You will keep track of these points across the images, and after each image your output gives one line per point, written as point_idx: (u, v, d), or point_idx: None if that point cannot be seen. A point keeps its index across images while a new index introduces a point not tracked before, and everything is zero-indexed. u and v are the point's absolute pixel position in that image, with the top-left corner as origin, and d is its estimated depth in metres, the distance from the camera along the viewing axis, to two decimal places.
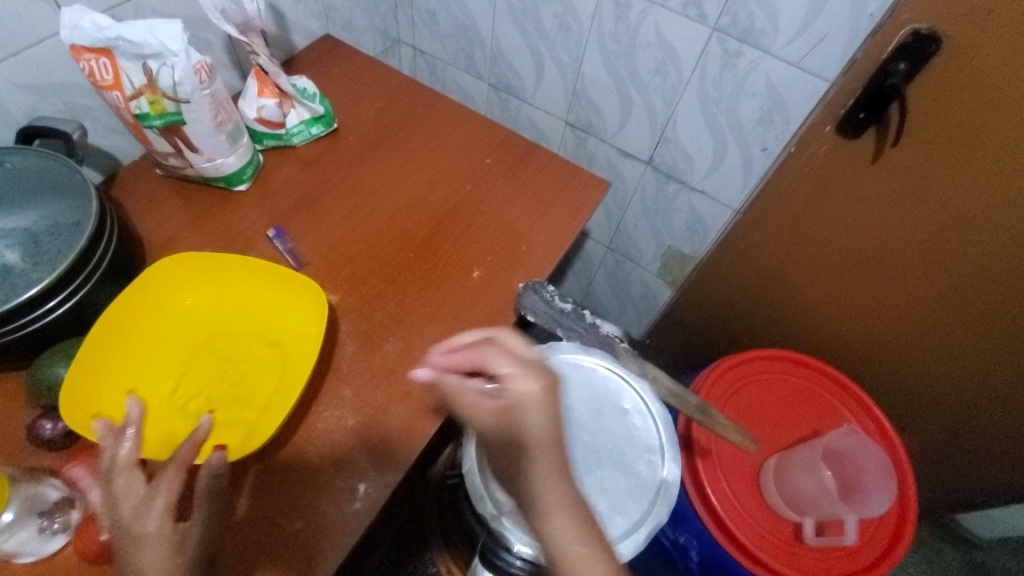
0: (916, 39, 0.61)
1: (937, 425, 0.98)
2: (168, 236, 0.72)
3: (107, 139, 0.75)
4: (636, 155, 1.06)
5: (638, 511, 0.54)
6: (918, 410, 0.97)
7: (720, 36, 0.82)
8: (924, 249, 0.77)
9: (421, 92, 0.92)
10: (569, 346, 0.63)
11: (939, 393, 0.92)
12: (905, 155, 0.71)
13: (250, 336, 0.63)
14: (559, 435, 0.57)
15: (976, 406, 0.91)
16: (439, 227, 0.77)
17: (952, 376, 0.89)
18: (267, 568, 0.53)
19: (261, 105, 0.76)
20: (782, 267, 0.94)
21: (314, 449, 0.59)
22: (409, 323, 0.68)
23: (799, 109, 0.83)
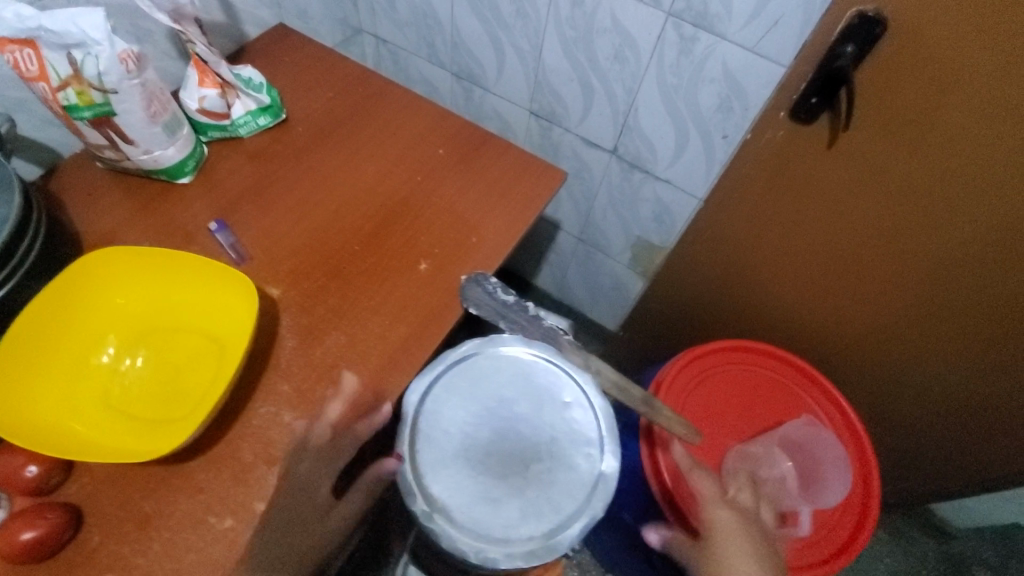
0: (862, 22, 0.58)
1: (904, 421, 0.96)
2: (107, 229, 0.71)
3: (43, 132, 0.73)
4: (600, 144, 1.04)
5: (574, 506, 0.53)
6: (886, 402, 0.95)
7: (675, 21, 0.80)
8: (887, 239, 0.74)
9: (375, 82, 0.90)
10: (510, 338, 0.61)
11: (907, 383, 0.89)
12: (862, 140, 0.68)
13: (184, 331, 0.62)
14: (496, 429, 0.56)
15: (943, 397, 0.88)
16: (387, 219, 0.76)
17: (923, 365, 0.86)
18: (194, 567, 0.52)
19: (202, 95, 0.74)
20: (745, 259, 0.90)
21: (248, 445, 0.58)
22: (352, 316, 0.67)
23: (758, 94, 0.81)
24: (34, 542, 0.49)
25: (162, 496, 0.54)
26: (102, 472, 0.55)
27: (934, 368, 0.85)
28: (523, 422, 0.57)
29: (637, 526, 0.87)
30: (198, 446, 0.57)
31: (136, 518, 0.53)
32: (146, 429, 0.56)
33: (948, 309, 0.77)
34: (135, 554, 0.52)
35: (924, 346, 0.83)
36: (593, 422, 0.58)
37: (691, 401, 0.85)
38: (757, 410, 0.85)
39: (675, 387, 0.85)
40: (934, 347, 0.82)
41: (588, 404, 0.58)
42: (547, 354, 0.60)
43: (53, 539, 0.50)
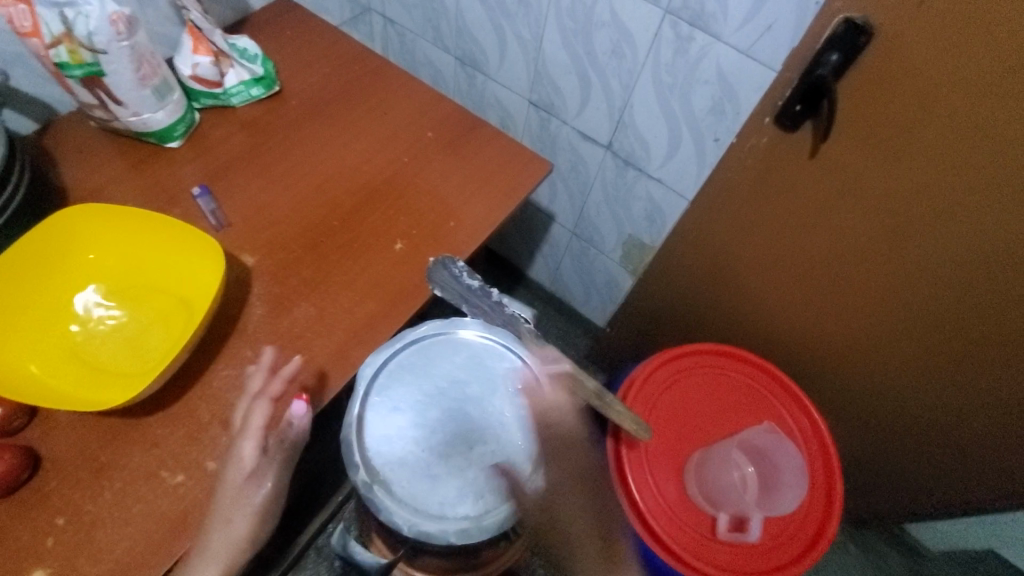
0: (847, 29, 0.57)
1: (879, 440, 0.95)
2: (94, 186, 0.72)
3: (39, 88, 0.75)
4: (596, 139, 1.02)
5: (511, 487, 0.55)
6: (860, 420, 0.94)
7: (673, 19, 0.78)
8: (863, 256, 0.73)
9: (372, 60, 0.90)
10: (472, 323, 0.64)
11: (881, 402, 0.88)
12: (842, 153, 0.67)
13: (153, 290, 0.64)
14: (446, 408, 0.59)
15: (916, 419, 0.87)
16: (368, 196, 0.76)
17: (900, 387, 0.84)
18: (142, 517, 0.54)
19: (195, 62, 0.75)
20: (727, 265, 0.89)
21: (206, 406, 0.59)
22: (322, 290, 0.68)
23: (748, 99, 0.79)
24: None
25: (119, 447, 0.57)
26: (65, 420, 0.57)
27: (911, 391, 0.84)
28: (472, 403, 0.59)
29: None
30: (158, 402, 0.59)
31: (92, 466, 0.55)
32: (107, 379, 0.59)
33: (922, 332, 0.76)
34: (87, 500, 0.54)
35: (898, 367, 0.82)
36: (542, 409, 0.60)
37: (659, 402, 0.85)
38: (724, 415, 0.85)
39: (645, 388, 0.86)
40: (909, 369, 0.81)
41: (539, 392, 0.61)
42: (503, 341, 0.63)
43: (9, 479, 0.52)
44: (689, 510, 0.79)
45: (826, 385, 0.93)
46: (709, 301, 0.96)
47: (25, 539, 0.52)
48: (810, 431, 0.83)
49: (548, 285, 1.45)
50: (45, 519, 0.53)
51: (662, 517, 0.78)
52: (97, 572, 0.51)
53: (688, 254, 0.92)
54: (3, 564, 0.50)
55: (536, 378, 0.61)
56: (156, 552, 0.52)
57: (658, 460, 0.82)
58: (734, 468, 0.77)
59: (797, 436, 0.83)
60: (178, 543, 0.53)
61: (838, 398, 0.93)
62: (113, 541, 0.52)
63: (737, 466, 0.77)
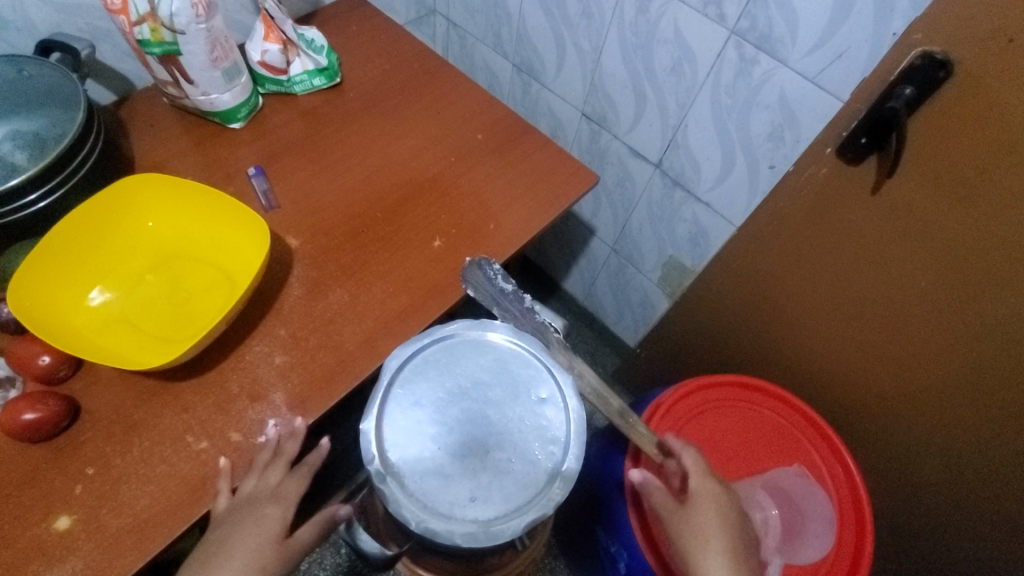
0: (924, 63, 0.55)
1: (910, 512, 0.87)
2: (159, 159, 0.76)
3: (121, 63, 0.80)
4: (645, 156, 1.00)
5: (522, 499, 0.54)
6: (897, 491, 0.86)
7: (738, 40, 0.76)
8: (921, 303, 0.68)
9: (432, 60, 0.92)
10: (501, 326, 0.63)
11: (924, 473, 0.80)
12: (906, 191, 0.63)
13: (203, 263, 0.67)
14: (466, 409, 0.58)
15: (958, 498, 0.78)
16: (413, 192, 0.77)
17: (958, 457, 0.75)
18: (163, 476, 0.55)
19: (265, 49, 0.78)
20: (770, 297, 0.85)
21: (236, 378, 0.61)
22: (358, 278, 0.69)
23: (811, 128, 0.76)
24: (35, 424, 0.54)
25: (152, 409, 0.59)
26: (106, 375, 0.60)
27: (972, 463, 0.74)
28: (492, 407, 0.59)
29: (606, 543, 0.83)
30: (193, 370, 0.61)
31: (125, 422, 0.58)
32: (151, 342, 0.62)
33: (986, 393, 0.68)
34: (116, 454, 0.56)
35: (955, 433, 0.74)
36: (563, 422, 0.59)
37: (685, 430, 0.83)
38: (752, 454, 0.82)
39: (672, 414, 0.83)
40: (965, 437, 0.73)
41: (561, 405, 0.60)
42: (531, 348, 0.62)
43: (50, 425, 0.55)
44: None
45: (873, 441, 0.85)
46: (748, 333, 0.93)
47: (56, 484, 0.54)
48: (844, 481, 0.78)
49: (582, 299, 1.43)
50: (76, 467, 0.55)
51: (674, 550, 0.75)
52: (117, 524, 0.53)
53: (731, 280, 0.89)
54: (34, 505, 0.53)
55: (559, 390, 0.60)
56: (172, 512, 0.54)
57: None
58: (693, 475, 0.65)
59: (829, 484, 0.78)
60: (195, 507, 0.54)
61: (883, 458, 0.85)
62: (135, 497, 0.54)
63: (694, 471, 0.66)
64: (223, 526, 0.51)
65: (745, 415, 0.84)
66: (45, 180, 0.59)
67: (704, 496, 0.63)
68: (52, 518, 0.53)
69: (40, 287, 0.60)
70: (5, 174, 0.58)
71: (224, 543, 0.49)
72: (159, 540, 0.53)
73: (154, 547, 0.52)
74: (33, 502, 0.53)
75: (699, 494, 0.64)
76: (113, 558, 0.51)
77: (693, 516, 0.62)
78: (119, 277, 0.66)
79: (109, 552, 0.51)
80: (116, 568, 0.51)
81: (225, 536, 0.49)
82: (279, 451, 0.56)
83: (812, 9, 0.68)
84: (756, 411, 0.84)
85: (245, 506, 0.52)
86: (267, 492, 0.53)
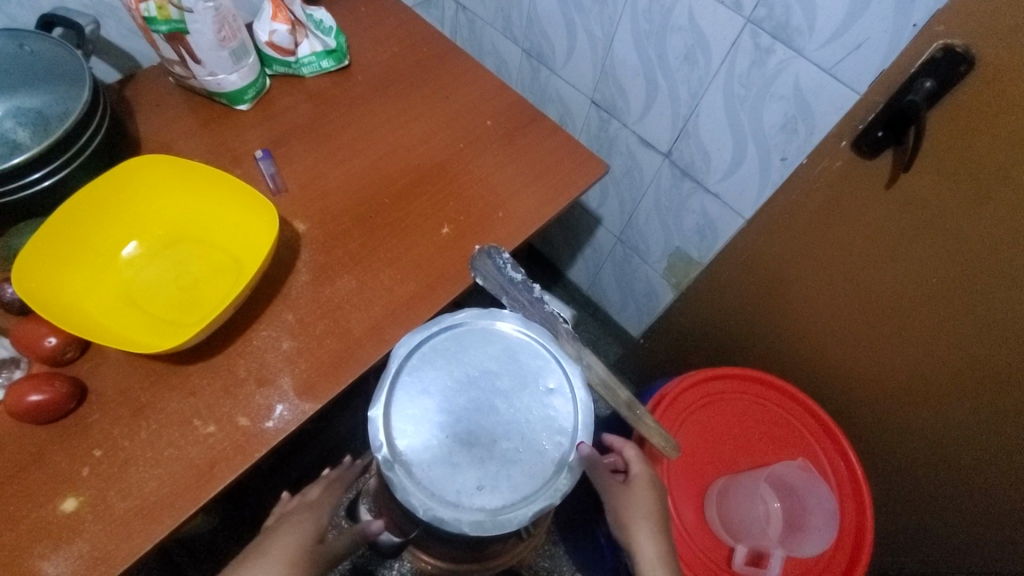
0: (945, 56, 0.53)
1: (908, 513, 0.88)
2: (165, 140, 0.75)
3: (126, 40, 0.79)
4: (655, 145, 0.99)
5: (529, 488, 0.54)
6: (895, 485, 0.86)
7: (754, 29, 0.75)
8: (931, 299, 0.68)
9: (441, 44, 0.90)
10: (509, 315, 0.63)
11: (924, 469, 0.81)
12: (922, 186, 0.62)
13: (210, 247, 0.67)
14: (474, 398, 0.58)
15: (957, 496, 0.79)
16: (421, 178, 0.77)
17: (962, 451, 0.75)
18: (171, 459, 0.56)
19: (273, 29, 0.77)
20: (777, 290, 0.85)
21: (244, 362, 0.61)
22: (366, 264, 0.69)
23: (825, 120, 0.75)
24: (42, 405, 0.54)
25: (160, 392, 0.59)
26: (113, 357, 0.60)
27: (976, 458, 0.74)
28: (500, 396, 0.59)
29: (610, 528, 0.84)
30: (200, 354, 0.61)
31: (132, 405, 0.58)
32: (158, 325, 0.61)
33: (994, 390, 0.68)
34: (124, 437, 0.56)
35: (959, 429, 0.74)
36: (570, 412, 0.59)
37: (688, 421, 0.83)
38: (755, 446, 0.82)
39: (675, 406, 0.83)
40: (970, 433, 0.73)
41: (569, 395, 0.60)
42: (540, 338, 0.62)
43: (58, 406, 0.55)
44: (706, 537, 0.77)
45: (875, 434, 0.85)
46: (754, 326, 0.92)
47: (63, 466, 0.54)
48: (846, 475, 0.78)
49: (587, 288, 1.43)
50: (84, 449, 0.55)
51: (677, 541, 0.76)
52: (125, 507, 0.53)
53: (738, 273, 0.88)
54: (42, 485, 0.53)
55: (567, 380, 0.60)
56: (181, 495, 0.54)
57: (680, 482, 0.80)
58: (634, 460, 0.62)
59: (831, 478, 0.79)
60: (202, 491, 0.54)
61: (886, 451, 0.85)
62: (142, 479, 0.54)
63: (635, 457, 0.62)
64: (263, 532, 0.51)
65: (749, 408, 0.84)
66: (48, 159, 0.59)
67: (645, 478, 0.60)
68: (60, 498, 0.53)
69: (45, 267, 0.59)
70: (7, 151, 0.58)
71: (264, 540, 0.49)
72: (167, 523, 0.53)
73: (162, 529, 0.52)
74: (41, 482, 0.53)
75: (639, 477, 0.60)
76: (121, 540, 0.52)
77: (632, 494, 0.57)
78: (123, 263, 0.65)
79: (117, 534, 0.52)
80: (125, 549, 0.51)
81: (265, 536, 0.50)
82: (320, 481, 0.60)
83: None
84: (760, 404, 0.84)
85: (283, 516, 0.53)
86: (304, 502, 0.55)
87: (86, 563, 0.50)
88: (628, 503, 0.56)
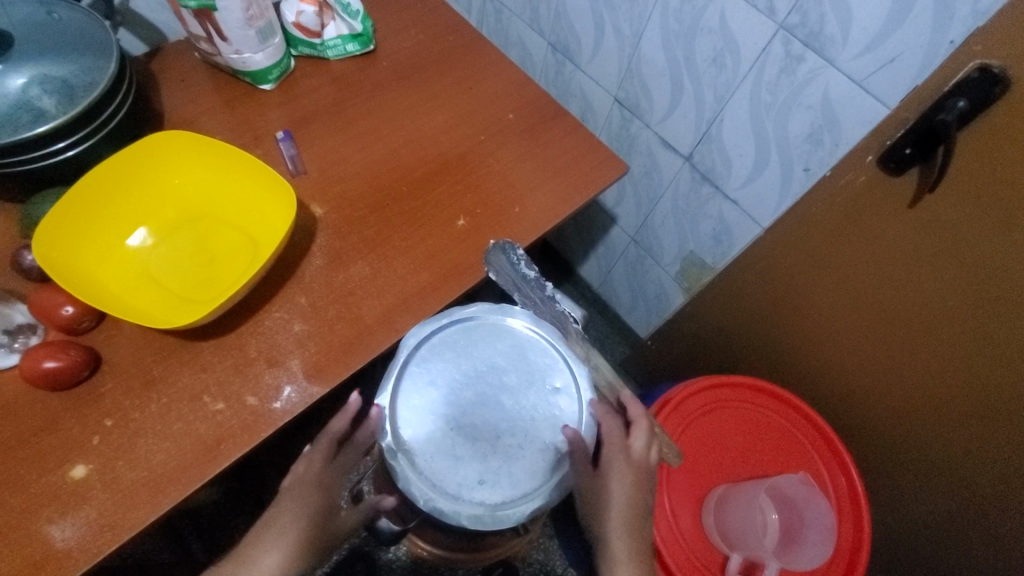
0: (980, 77, 0.52)
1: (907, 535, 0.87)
2: (188, 115, 0.75)
3: (154, 13, 0.79)
4: (676, 147, 0.98)
5: (529, 485, 0.56)
6: (894, 505, 0.86)
7: (785, 36, 0.73)
8: (948, 322, 0.67)
9: (467, 33, 0.90)
10: (520, 312, 0.64)
11: (926, 492, 0.80)
12: (946, 208, 0.61)
13: (228, 225, 0.67)
14: (482, 392, 0.59)
15: (960, 523, 0.77)
16: (439, 168, 0.76)
17: (967, 477, 0.74)
18: (179, 432, 0.57)
19: (300, 11, 0.77)
20: (791, 301, 0.84)
21: (255, 342, 0.62)
22: (380, 252, 0.69)
23: (852, 133, 0.74)
24: (57, 372, 0.55)
25: (172, 366, 0.60)
26: (128, 329, 0.61)
27: (981, 485, 0.72)
28: (506, 393, 0.60)
29: None
30: (213, 331, 0.62)
31: (144, 377, 0.59)
32: (173, 301, 0.62)
33: (1007, 417, 0.67)
34: (134, 408, 0.57)
35: (967, 455, 0.72)
36: (576, 413, 0.59)
37: (690, 427, 0.83)
38: (757, 455, 0.82)
39: (679, 410, 0.83)
40: (978, 460, 0.72)
41: (577, 396, 0.60)
42: (550, 336, 0.63)
43: (71, 374, 0.56)
44: (701, 543, 0.77)
45: (878, 453, 0.85)
46: (764, 336, 0.92)
47: (75, 433, 0.55)
48: (846, 491, 0.78)
49: (597, 286, 1.42)
50: (95, 418, 0.56)
51: (674, 547, 0.76)
52: (133, 477, 0.54)
53: (752, 282, 0.88)
54: (53, 451, 0.54)
55: (574, 381, 0.61)
56: (187, 469, 0.55)
57: (678, 485, 0.79)
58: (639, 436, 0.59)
59: (830, 494, 0.79)
60: (209, 466, 0.55)
61: (890, 470, 0.84)
62: (150, 452, 0.55)
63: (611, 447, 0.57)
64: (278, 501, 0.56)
65: (754, 417, 0.84)
66: (72, 129, 0.59)
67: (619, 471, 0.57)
68: (70, 465, 0.54)
69: (64, 236, 0.60)
70: (31, 119, 0.58)
71: (276, 517, 0.55)
72: (173, 495, 0.54)
73: (168, 501, 0.53)
74: (52, 448, 0.54)
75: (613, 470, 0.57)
76: (127, 509, 0.53)
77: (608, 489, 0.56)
78: (144, 234, 0.66)
79: (124, 504, 0.53)
80: (130, 519, 0.52)
81: (278, 512, 0.55)
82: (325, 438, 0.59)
83: (868, 8, 0.65)
84: (766, 415, 0.84)
85: (293, 484, 0.57)
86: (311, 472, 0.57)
87: (92, 529, 0.51)
88: (605, 497, 0.56)
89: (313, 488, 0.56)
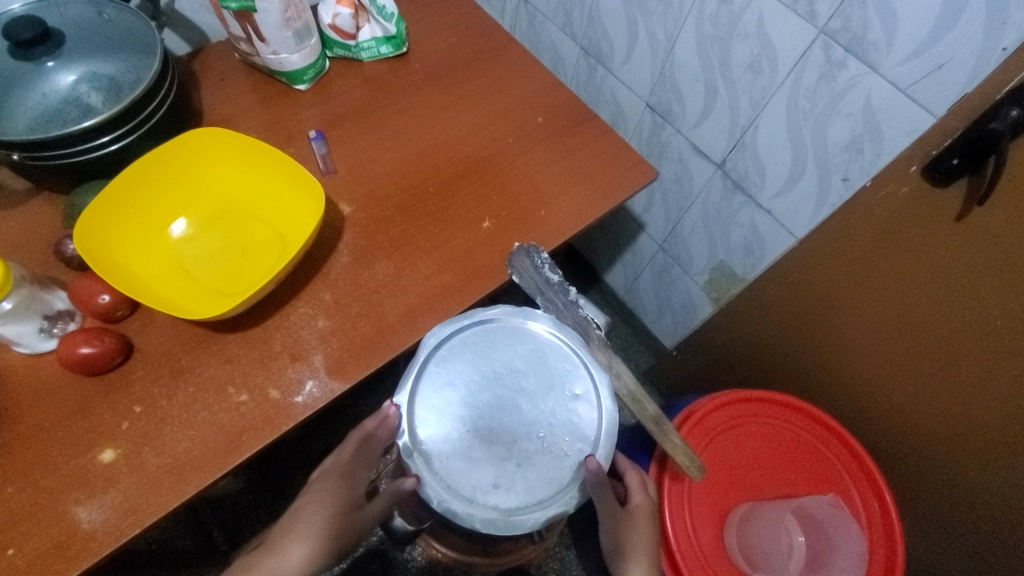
0: None
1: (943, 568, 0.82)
2: (225, 113, 0.77)
3: (197, 15, 0.82)
4: (707, 155, 0.96)
5: (545, 494, 0.59)
6: (930, 533, 0.82)
7: (827, 41, 0.71)
8: (989, 347, 0.64)
9: (499, 36, 0.90)
10: (542, 317, 0.67)
11: (968, 522, 0.75)
12: (996, 222, 0.58)
13: (258, 220, 0.69)
14: (501, 397, 0.63)
15: (1002, 559, 0.73)
16: (465, 170, 0.76)
17: (1010, 509, 0.69)
18: (204, 421, 0.58)
19: (336, 12, 0.78)
20: (824, 313, 0.81)
21: (280, 336, 0.63)
22: (405, 251, 0.69)
23: (894, 142, 0.71)
24: (91, 358, 0.57)
25: (200, 357, 0.61)
26: (160, 319, 0.63)
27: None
28: (524, 396, 0.63)
29: None
30: (239, 323, 0.63)
31: (173, 366, 0.60)
32: (203, 294, 0.64)
33: None
34: (162, 396, 0.59)
35: (1009, 487, 0.68)
36: (594, 418, 0.63)
37: (715, 441, 0.80)
38: (784, 475, 0.79)
39: (704, 423, 0.80)
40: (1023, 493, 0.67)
41: (594, 403, 0.63)
42: (570, 343, 0.66)
43: (105, 360, 0.58)
44: (722, 564, 0.74)
45: (913, 477, 0.81)
46: (795, 350, 0.89)
47: (105, 418, 0.57)
48: (879, 518, 0.74)
49: (623, 295, 1.40)
50: (125, 404, 0.58)
51: (692, 563, 0.73)
52: (157, 463, 0.55)
53: (783, 294, 0.85)
54: (84, 434, 0.56)
55: (593, 387, 0.64)
56: (209, 457, 0.56)
57: (700, 501, 0.77)
58: (636, 488, 0.64)
59: (862, 521, 0.75)
60: (230, 456, 0.56)
61: (926, 498, 0.80)
62: (175, 439, 0.57)
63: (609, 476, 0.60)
64: (304, 496, 0.57)
65: (782, 434, 0.81)
66: (117, 125, 0.62)
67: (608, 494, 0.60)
68: (98, 449, 0.56)
69: (104, 226, 0.63)
70: (79, 114, 0.60)
71: (299, 513, 0.55)
72: (196, 483, 0.55)
73: (191, 489, 0.54)
74: (82, 431, 0.56)
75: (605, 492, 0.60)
76: (151, 495, 0.54)
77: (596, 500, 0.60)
78: (179, 227, 0.68)
79: (148, 489, 0.54)
80: (153, 504, 0.54)
81: (301, 509, 0.55)
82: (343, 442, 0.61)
83: (915, 12, 0.62)
84: (793, 432, 0.81)
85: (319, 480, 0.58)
86: (338, 467, 0.59)
87: (117, 512, 0.53)
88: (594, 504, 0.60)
89: (338, 483, 0.57)
